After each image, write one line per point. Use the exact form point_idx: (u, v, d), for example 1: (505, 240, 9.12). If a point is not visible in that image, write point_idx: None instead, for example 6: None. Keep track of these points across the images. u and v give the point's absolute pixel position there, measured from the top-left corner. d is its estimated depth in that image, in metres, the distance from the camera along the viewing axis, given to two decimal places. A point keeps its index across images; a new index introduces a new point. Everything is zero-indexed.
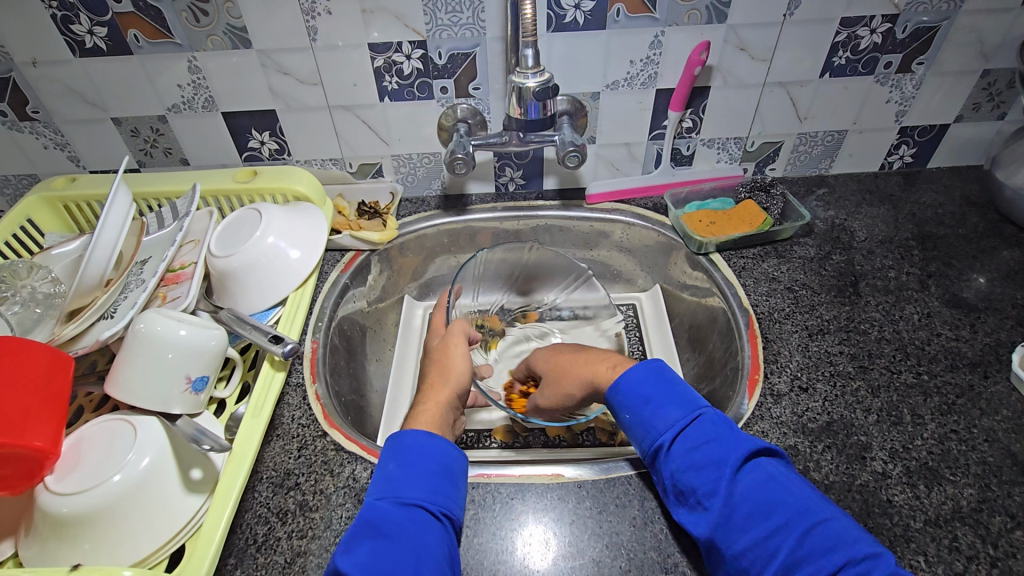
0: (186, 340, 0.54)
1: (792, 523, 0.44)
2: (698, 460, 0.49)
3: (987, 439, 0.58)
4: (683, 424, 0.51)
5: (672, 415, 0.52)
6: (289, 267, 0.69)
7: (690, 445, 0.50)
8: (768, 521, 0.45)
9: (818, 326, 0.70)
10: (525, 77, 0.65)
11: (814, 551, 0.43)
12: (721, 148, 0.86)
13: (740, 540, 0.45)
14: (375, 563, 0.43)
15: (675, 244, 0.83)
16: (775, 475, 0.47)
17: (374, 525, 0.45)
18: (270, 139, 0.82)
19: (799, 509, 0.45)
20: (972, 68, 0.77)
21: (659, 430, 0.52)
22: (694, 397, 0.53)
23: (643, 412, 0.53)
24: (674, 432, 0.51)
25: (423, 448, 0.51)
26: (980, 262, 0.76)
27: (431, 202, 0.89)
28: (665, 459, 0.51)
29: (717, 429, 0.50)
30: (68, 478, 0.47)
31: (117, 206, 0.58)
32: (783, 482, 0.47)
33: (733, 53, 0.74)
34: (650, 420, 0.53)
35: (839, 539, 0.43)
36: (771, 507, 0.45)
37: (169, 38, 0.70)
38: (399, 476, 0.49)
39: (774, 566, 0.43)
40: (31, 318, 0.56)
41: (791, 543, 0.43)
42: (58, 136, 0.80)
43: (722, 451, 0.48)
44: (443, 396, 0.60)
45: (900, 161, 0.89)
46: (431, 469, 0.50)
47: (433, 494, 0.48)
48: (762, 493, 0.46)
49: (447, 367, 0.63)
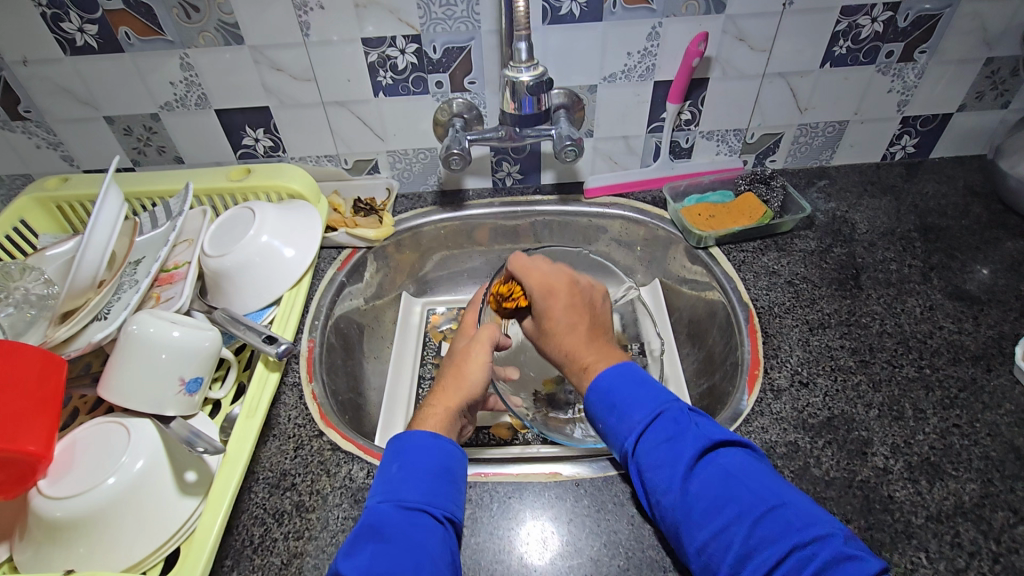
0: (180, 341, 0.53)
1: (743, 515, 0.43)
2: (656, 459, 0.48)
3: (989, 433, 0.57)
4: (644, 426, 0.50)
5: (631, 417, 0.51)
6: (284, 265, 0.68)
7: (648, 444, 0.49)
8: (721, 515, 0.44)
9: (818, 320, 0.69)
10: (519, 71, 0.64)
11: (765, 540, 0.42)
12: (721, 140, 0.85)
13: (697, 535, 0.44)
14: (376, 566, 0.42)
15: (674, 238, 0.82)
16: (731, 467, 0.47)
17: (377, 529, 0.45)
18: (264, 136, 0.81)
19: (750, 499, 0.44)
20: (975, 57, 0.76)
21: (619, 432, 0.51)
22: (655, 392, 0.53)
23: (611, 417, 0.53)
24: (633, 432, 0.51)
25: (423, 450, 0.50)
26: (983, 253, 0.76)
27: (428, 198, 0.88)
28: (627, 459, 0.50)
29: (674, 426, 0.50)
30: (62, 482, 0.46)
31: (108, 206, 0.58)
32: (740, 473, 0.46)
33: (732, 44, 0.73)
34: (611, 423, 0.52)
35: (790, 525, 0.42)
36: (725, 500, 0.44)
37: (160, 35, 0.69)
38: (401, 479, 0.48)
39: (730, 559, 0.42)
40: (24, 320, 0.56)
41: (741, 534, 0.43)
42: (51, 136, 0.79)
43: (677, 448, 0.48)
44: (452, 404, 0.58)
45: (902, 151, 0.88)
46: (433, 471, 0.49)
47: (434, 497, 0.48)
48: (716, 487, 0.45)
49: (463, 374, 0.60)
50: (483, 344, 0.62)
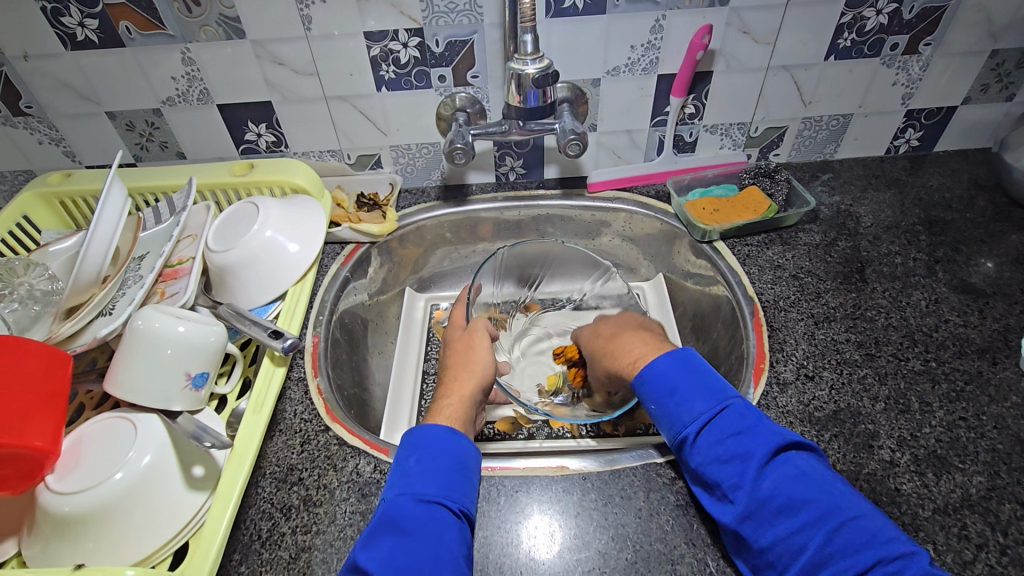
0: (186, 336, 0.53)
1: (821, 520, 0.44)
2: (724, 453, 0.48)
3: (996, 426, 0.57)
4: (709, 417, 0.50)
5: (698, 408, 0.51)
6: (288, 261, 0.68)
7: (717, 438, 0.49)
8: (797, 517, 0.44)
9: (824, 314, 0.69)
10: (523, 63, 0.64)
11: (845, 548, 0.42)
12: (724, 134, 0.84)
13: (768, 533, 0.45)
14: (395, 559, 0.43)
15: (678, 232, 0.82)
16: (805, 469, 0.47)
17: (395, 521, 0.45)
18: (266, 131, 0.81)
19: (828, 503, 0.44)
20: (980, 49, 0.75)
21: (684, 422, 0.51)
22: (721, 386, 0.52)
23: (669, 402, 0.53)
24: (700, 424, 0.50)
25: (440, 444, 0.51)
26: (988, 246, 0.75)
27: (431, 193, 0.88)
28: (691, 451, 0.50)
29: (745, 422, 0.49)
30: (69, 477, 0.46)
31: (112, 202, 0.58)
32: (813, 476, 0.46)
33: (736, 37, 0.73)
34: (676, 412, 0.52)
35: (870, 538, 0.43)
36: (802, 503, 0.45)
37: (161, 29, 0.69)
38: (418, 472, 0.49)
39: (801, 561, 0.43)
40: (29, 316, 0.56)
41: (819, 539, 0.43)
42: (53, 131, 0.79)
43: (750, 444, 0.48)
44: (468, 390, 0.60)
45: (906, 144, 0.87)
46: (449, 466, 0.49)
47: (450, 492, 0.48)
48: (793, 488, 0.45)
49: (472, 359, 0.63)
50: (484, 333, 0.66)
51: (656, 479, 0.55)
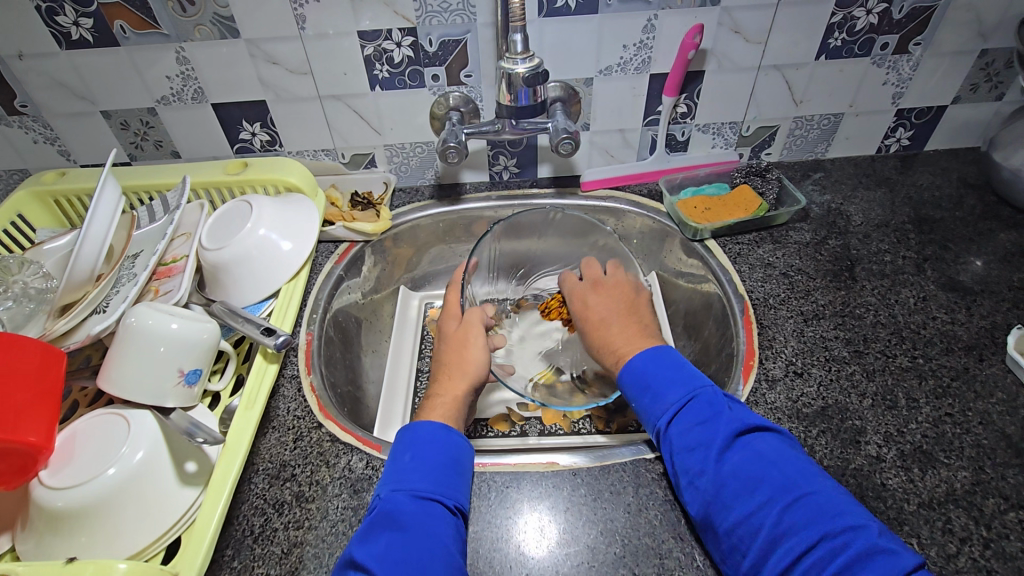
0: (179, 334, 0.53)
1: (775, 499, 0.45)
2: (690, 440, 0.50)
3: (981, 422, 0.58)
4: (678, 407, 0.52)
5: (668, 399, 0.53)
6: (282, 258, 0.69)
7: (683, 427, 0.51)
8: (754, 497, 0.45)
9: (813, 311, 0.69)
10: (514, 63, 0.64)
11: (797, 524, 0.43)
12: (716, 133, 0.85)
13: (729, 515, 0.46)
14: (393, 553, 0.43)
15: (670, 231, 0.83)
16: (766, 452, 0.48)
17: (393, 517, 0.46)
18: (261, 130, 0.81)
19: (785, 483, 0.45)
20: (969, 49, 0.76)
21: (656, 414, 0.53)
22: (691, 379, 0.54)
23: (643, 397, 0.55)
24: (670, 414, 0.52)
25: (433, 442, 0.51)
26: (976, 244, 0.76)
27: (425, 192, 0.88)
28: (662, 441, 0.52)
29: (710, 410, 0.51)
30: (62, 472, 0.47)
31: (106, 200, 0.58)
32: (774, 459, 0.47)
33: (728, 36, 0.73)
34: (648, 404, 0.54)
35: (822, 514, 0.43)
36: (759, 483, 0.46)
37: (155, 28, 0.69)
38: (413, 468, 0.49)
39: (760, 541, 0.44)
40: (23, 313, 0.56)
41: (773, 518, 0.44)
42: (47, 130, 0.79)
43: (714, 431, 0.49)
44: (460, 390, 0.61)
45: (897, 144, 0.88)
46: (443, 462, 0.50)
47: (445, 488, 0.49)
48: (751, 470, 0.47)
49: (465, 359, 0.63)
50: (477, 331, 0.66)
51: (645, 474, 0.56)
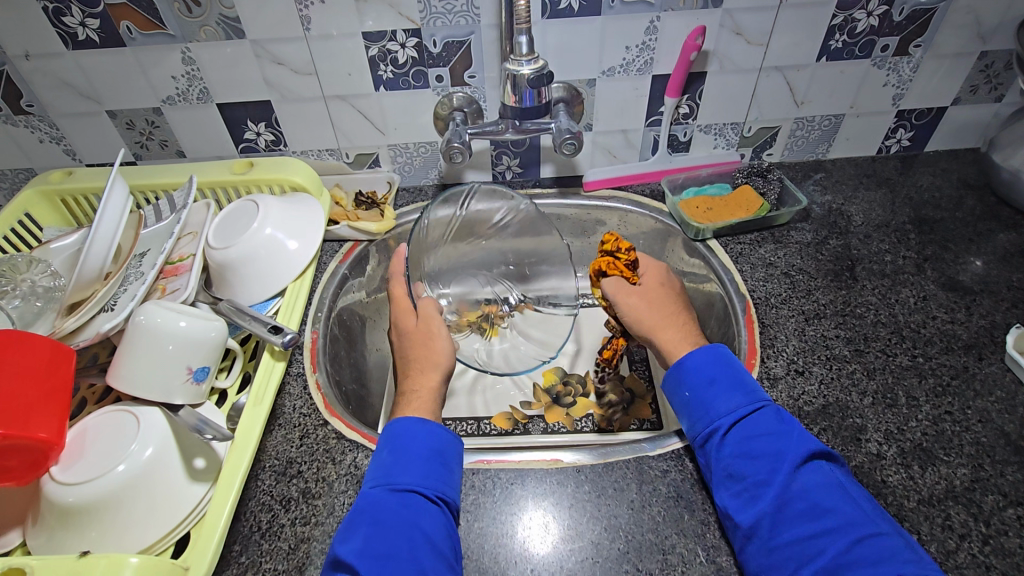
0: (187, 331, 0.54)
1: (843, 529, 0.45)
2: (756, 449, 0.51)
3: (980, 420, 0.58)
4: (744, 412, 0.53)
5: (735, 402, 0.54)
6: (287, 257, 0.69)
7: (749, 435, 0.52)
8: (820, 521, 0.46)
9: (814, 310, 0.70)
10: (519, 64, 0.65)
11: (862, 559, 0.43)
12: (718, 134, 0.86)
13: (786, 533, 0.46)
14: (371, 547, 0.44)
15: (672, 231, 0.83)
16: (833, 481, 0.48)
17: (369, 512, 0.47)
18: (266, 130, 0.82)
19: (854, 517, 0.46)
20: (969, 50, 0.76)
21: (718, 414, 0.54)
22: (758, 389, 0.55)
23: (705, 391, 0.55)
24: (734, 417, 0.53)
25: (413, 434, 0.52)
26: (976, 244, 0.77)
27: (429, 191, 0.89)
28: (720, 441, 0.53)
29: (779, 425, 0.52)
30: (73, 468, 0.47)
31: (114, 199, 0.58)
32: (841, 489, 0.48)
33: (729, 38, 0.74)
34: (712, 402, 0.55)
35: (889, 554, 0.43)
36: (827, 508, 0.46)
37: (162, 29, 0.70)
38: (392, 463, 0.50)
39: (816, 564, 0.44)
40: (32, 311, 0.57)
41: (838, 547, 0.44)
42: (53, 130, 0.80)
43: (782, 446, 0.50)
44: (433, 383, 0.61)
45: (897, 144, 0.89)
46: (424, 455, 0.51)
47: (427, 479, 0.49)
48: (820, 494, 0.47)
49: (432, 348, 0.63)
50: (441, 325, 0.64)
51: (648, 471, 0.56)
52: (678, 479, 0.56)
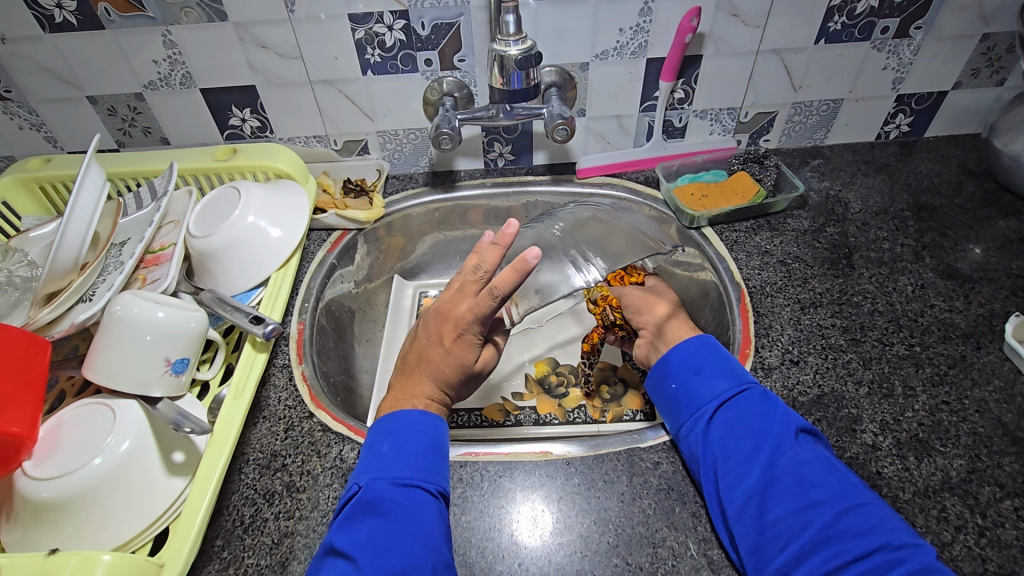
0: (165, 322, 0.52)
1: (829, 502, 0.45)
2: (741, 429, 0.51)
3: (977, 410, 0.57)
4: (729, 396, 0.53)
5: (719, 386, 0.54)
6: (271, 246, 0.68)
7: (733, 417, 0.52)
8: (807, 495, 0.45)
9: (810, 299, 0.69)
10: (506, 45, 0.63)
11: (849, 531, 0.43)
12: (715, 120, 0.84)
13: (775, 508, 0.46)
14: (373, 540, 0.44)
15: (666, 219, 0.82)
16: (818, 456, 0.48)
17: (374, 503, 0.46)
18: (251, 116, 0.80)
19: (841, 490, 0.46)
20: (971, 33, 0.75)
21: (703, 399, 0.54)
22: (742, 372, 0.56)
23: (692, 378, 0.56)
24: (720, 401, 0.53)
25: (413, 427, 0.50)
26: (975, 231, 0.75)
27: (419, 179, 0.87)
28: (706, 424, 0.53)
29: (763, 405, 0.52)
30: (46, 463, 0.46)
31: (89, 186, 0.57)
32: (825, 464, 0.48)
33: (725, 20, 0.72)
34: (697, 389, 0.55)
35: (876, 525, 0.43)
36: (814, 482, 0.46)
37: (141, 11, 0.68)
38: (393, 457, 0.48)
39: (805, 537, 0.44)
40: (7, 302, 0.55)
41: (825, 519, 0.44)
42: (33, 116, 0.78)
43: (767, 425, 0.50)
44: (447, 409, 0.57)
45: (897, 130, 0.87)
46: (425, 447, 0.50)
47: (427, 473, 0.48)
48: (806, 469, 0.47)
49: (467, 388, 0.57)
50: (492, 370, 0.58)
51: (639, 463, 0.55)
52: (670, 471, 0.55)
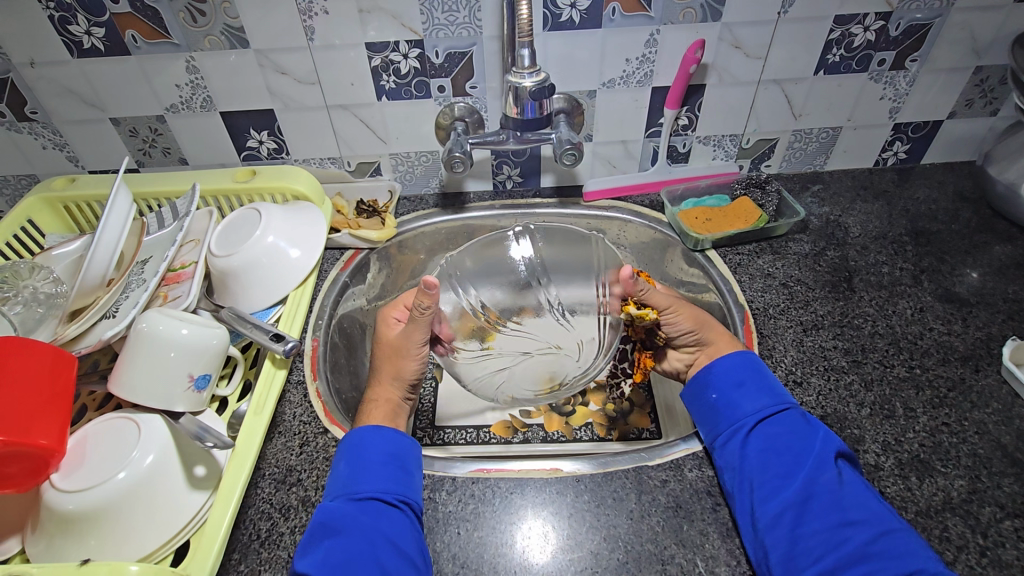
0: (190, 339, 0.54)
1: (868, 523, 0.48)
2: (783, 445, 0.54)
3: (977, 431, 0.59)
4: (771, 411, 0.57)
5: (762, 401, 0.57)
6: (289, 265, 0.69)
7: (773, 433, 0.55)
8: (845, 515, 0.49)
9: (812, 321, 0.70)
10: (520, 77, 0.66)
11: (888, 552, 0.46)
12: (717, 145, 0.86)
13: (811, 525, 0.49)
14: (331, 557, 0.47)
15: (671, 241, 0.84)
16: (856, 479, 0.52)
17: (327, 524, 0.49)
18: (269, 138, 0.82)
19: (880, 513, 0.48)
20: (964, 65, 0.78)
21: (745, 412, 0.57)
22: (783, 391, 0.59)
23: (735, 391, 0.59)
24: (762, 415, 0.56)
25: (369, 444, 0.55)
26: (972, 257, 0.77)
27: (430, 201, 0.89)
28: (747, 436, 0.55)
29: (806, 425, 0.55)
30: (73, 475, 0.47)
31: (118, 206, 0.59)
32: (863, 486, 0.51)
33: (728, 51, 0.75)
34: (739, 401, 0.58)
35: (913, 549, 0.46)
36: (854, 503, 0.49)
37: (167, 38, 0.71)
38: (350, 474, 0.53)
39: (843, 552, 0.47)
40: (34, 318, 0.57)
41: (864, 537, 0.47)
42: (57, 137, 0.80)
43: (809, 444, 0.54)
44: (393, 395, 0.65)
45: (894, 157, 0.90)
46: (381, 460, 0.53)
47: (386, 484, 0.52)
48: (845, 490, 0.50)
49: (398, 367, 0.66)
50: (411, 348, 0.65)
51: (647, 481, 0.56)
52: (677, 490, 0.56)
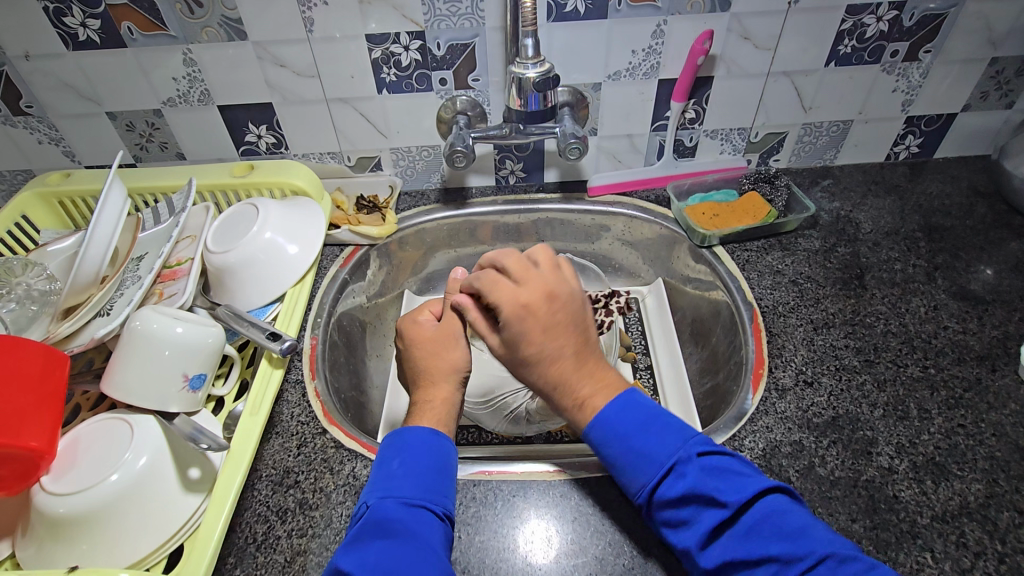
0: (184, 338, 0.53)
1: (787, 575, 0.40)
2: (675, 520, 0.45)
3: (994, 433, 0.57)
4: (653, 484, 0.46)
5: (641, 478, 0.47)
6: (287, 262, 0.68)
7: (666, 505, 0.46)
8: (761, 573, 0.41)
9: (823, 319, 0.69)
10: (525, 67, 0.64)
11: None
12: (725, 139, 0.84)
13: None
14: (383, 561, 0.43)
15: (677, 237, 0.82)
16: (760, 519, 0.43)
17: (383, 525, 0.45)
18: (267, 132, 0.81)
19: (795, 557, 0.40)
20: (980, 56, 0.75)
21: (634, 493, 0.48)
22: (654, 448, 0.47)
23: (616, 468, 0.49)
24: (647, 493, 0.47)
25: (425, 446, 0.51)
26: (987, 253, 0.75)
27: (431, 196, 0.88)
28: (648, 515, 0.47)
29: (684, 484, 0.45)
30: (64, 478, 0.46)
31: (111, 202, 0.57)
32: (771, 527, 0.42)
33: (737, 42, 0.73)
34: (624, 481, 0.48)
35: None
36: (765, 557, 0.41)
37: (163, 30, 0.69)
38: (401, 475, 0.49)
39: None
40: (26, 316, 0.55)
41: None
42: (52, 131, 0.79)
43: (695, 512, 0.44)
44: (450, 394, 0.57)
45: (906, 151, 0.88)
46: (432, 467, 0.50)
47: (434, 494, 0.49)
48: (749, 546, 0.42)
49: (448, 360, 0.58)
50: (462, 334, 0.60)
51: None
52: None
